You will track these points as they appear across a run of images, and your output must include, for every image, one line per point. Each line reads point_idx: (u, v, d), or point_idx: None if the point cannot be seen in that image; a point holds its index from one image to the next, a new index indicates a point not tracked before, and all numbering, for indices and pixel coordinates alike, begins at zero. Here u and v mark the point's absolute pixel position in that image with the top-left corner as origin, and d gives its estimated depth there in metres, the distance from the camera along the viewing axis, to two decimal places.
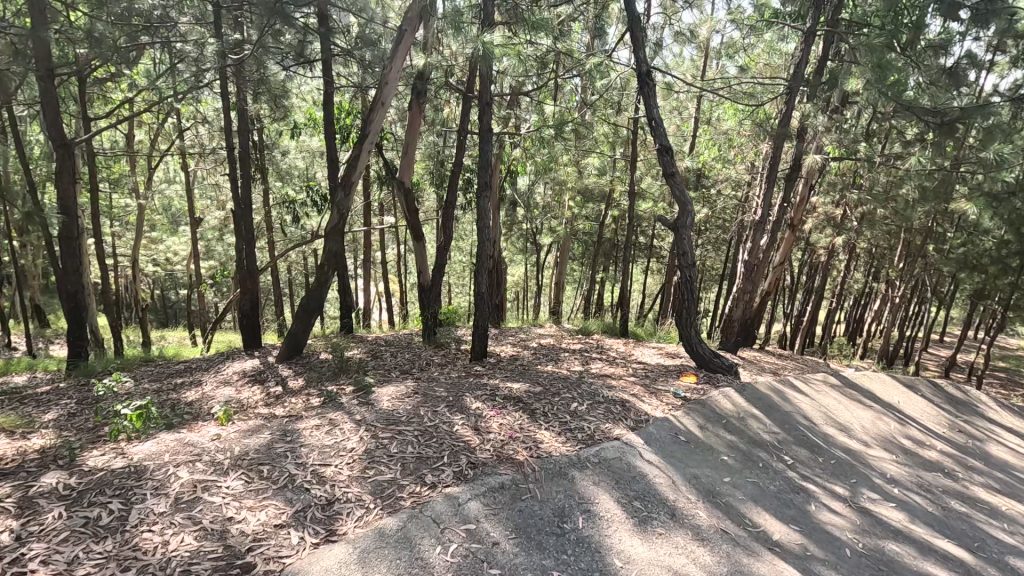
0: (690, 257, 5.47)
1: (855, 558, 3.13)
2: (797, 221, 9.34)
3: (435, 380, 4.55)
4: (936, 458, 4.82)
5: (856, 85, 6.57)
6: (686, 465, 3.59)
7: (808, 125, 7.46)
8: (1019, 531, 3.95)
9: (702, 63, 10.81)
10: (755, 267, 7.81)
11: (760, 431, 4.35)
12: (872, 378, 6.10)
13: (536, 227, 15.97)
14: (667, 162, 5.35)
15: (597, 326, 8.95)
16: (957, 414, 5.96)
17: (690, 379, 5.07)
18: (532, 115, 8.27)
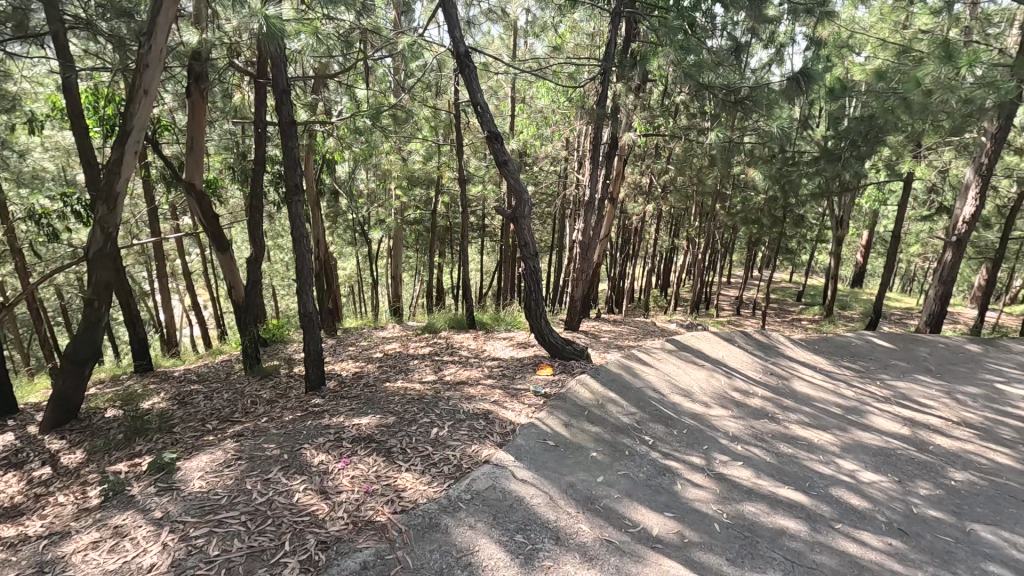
0: (532, 246, 5.37)
1: (724, 532, 3.25)
2: (616, 195, 9.84)
3: (264, 432, 3.80)
4: (760, 405, 5.42)
5: (660, 64, 6.83)
6: (560, 474, 3.43)
7: (621, 104, 7.73)
8: (830, 458, 4.58)
9: (513, 41, 10.76)
10: (587, 245, 8.08)
11: (620, 415, 4.40)
12: (700, 338, 6.70)
13: (363, 218, 14.91)
14: (498, 150, 5.09)
15: (443, 321, 8.56)
16: (765, 358, 6.85)
17: (546, 372, 4.99)
18: (343, 99, 7.40)
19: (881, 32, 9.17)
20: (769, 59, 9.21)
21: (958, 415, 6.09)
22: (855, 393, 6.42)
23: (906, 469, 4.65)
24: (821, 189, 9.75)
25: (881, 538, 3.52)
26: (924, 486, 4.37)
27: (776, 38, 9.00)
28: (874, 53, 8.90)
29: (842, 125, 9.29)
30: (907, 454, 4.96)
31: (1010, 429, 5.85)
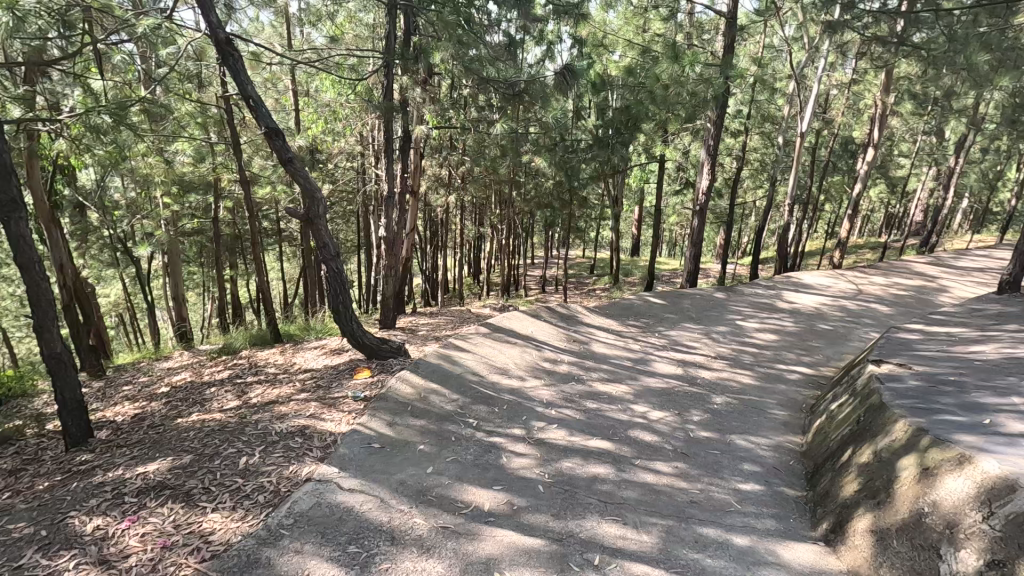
0: (332, 247, 5.13)
1: (548, 491, 3.57)
2: (417, 188, 9.84)
3: (9, 510, 3.04)
4: (567, 370, 6.02)
5: (441, 58, 6.97)
6: (389, 474, 3.40)
7: (409, 97, 7.72)
8: (627, 406, 5.30)
9: (286, 28, 9.97)
10: (393, 241, 7.96)
11: (444, 404, 4.50)
12: (510, 317, 7.13)
13: (124, 233, 12.60)
14: (280, 147, 4.74)
15: (243, 339, 7.73)
16: (568, 328, 7.58)
17: (365, 374, 4.86)
18: (72, 92, 6.11)
19: (628, 33, 10.61)
20: (542, 55, 10.01)
21: (715, 350, 7.51)
22: (641, 346, 7.49)
23: (683, 401, 5.60)
24: (597, 172, 11.01)
25: (670, 463, 4.20)
26: (697, 413, 5.32)
27: (545, 36, 9.81)
28: (624, 52, 10.25)
29: (608, 115, 10.57)
30: (683, 389, 5.97)
31: (749, 355, 7.42)
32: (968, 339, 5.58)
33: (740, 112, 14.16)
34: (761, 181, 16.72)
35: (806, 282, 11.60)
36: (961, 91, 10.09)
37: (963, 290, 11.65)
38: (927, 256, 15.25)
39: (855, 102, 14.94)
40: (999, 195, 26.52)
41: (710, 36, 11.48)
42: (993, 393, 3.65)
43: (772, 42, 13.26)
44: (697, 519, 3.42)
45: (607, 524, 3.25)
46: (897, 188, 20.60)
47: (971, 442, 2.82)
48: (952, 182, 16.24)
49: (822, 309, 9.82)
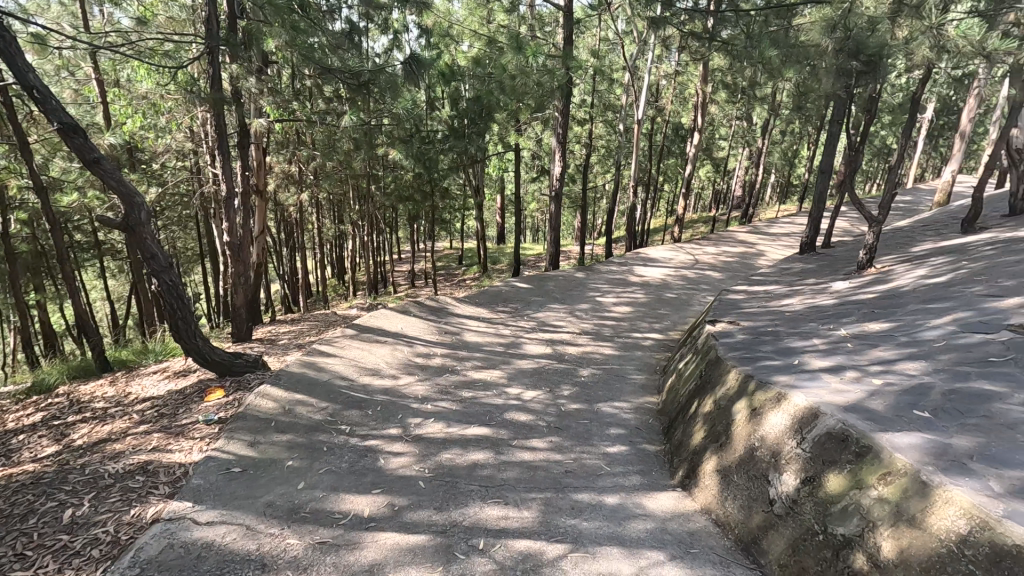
0: (162, 258, 4.54)
1: (429, 485, 3.55)
2: (263, 186, 9.04)
3: None
4: (440, 363, 6.01)
5: (274, 45, 6.34)
6: (254, 499, 3.14)
7: (240, 86, 7.02)
8: (502, 390, 5.44)
9: (79, 7, 8.52)
10: (238, 246, 7.27)
11: (312, 414, 4.25)
12: (377, 316, 6.91)
13: None
14: (81, 145, 4.07)
15: (60, 373, 6.58)
16: (439, 320, 7.55)
17: (217, 395, 4.41)
18: None
19: (473, 24, 10.65)
20: (388, 44, 9.72)
21: (579, 327, 7.98)
22: (510, 330, 7.70)
23: (553, 378, 5.89)
24: (456, 163, 10.97)
25: (545, 439, 4.40)
26: (566, 387, 5.62)
27: (390, 24, 9.51)
28: (471, 42, 10.26)
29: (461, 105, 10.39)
30: (553, 367, 6.27)
31: (608, 328, 8.00)
32: (780, 295, 6.54)
33: (584, 101, 15.01)
34: (609, 165, 17.96)
35: (653, 256, 12.75)
36: (765, 82, 11.40)
37: (775, 253, 13.62)
38: (747, 226, 17.55)
39: (681, 92, 16.60)
40: (795, 170, 31.31)
41: (551, 29, 11.97)
42: (799, 338, 4.33)
43: (607, 36, 14.20)
44: (572, 487, 3.63)
45: (489, 507, 3.32)
46: (720, 167, 23.37)
47: (785, 381, 3.32)
48: (761, 160, 18.79)
49: (668, 280, 10.88)
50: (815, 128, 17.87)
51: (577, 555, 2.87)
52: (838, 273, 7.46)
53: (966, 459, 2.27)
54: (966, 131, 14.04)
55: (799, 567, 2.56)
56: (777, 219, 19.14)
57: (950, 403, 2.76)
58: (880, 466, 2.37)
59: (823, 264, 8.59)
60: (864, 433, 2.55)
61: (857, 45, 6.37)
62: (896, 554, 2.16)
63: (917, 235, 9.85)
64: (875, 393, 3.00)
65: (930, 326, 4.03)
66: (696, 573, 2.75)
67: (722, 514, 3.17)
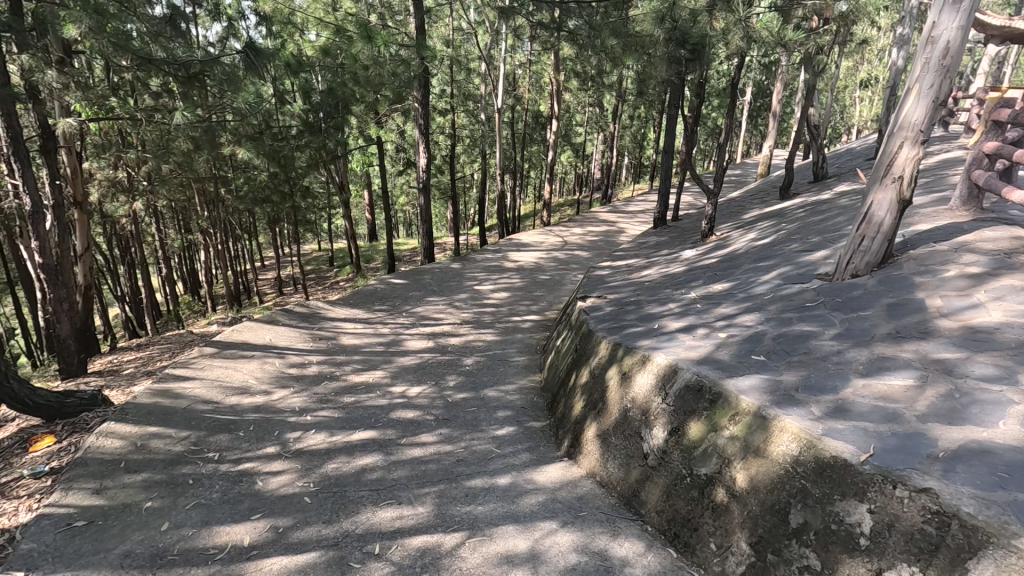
0: None
1: (315, 499, 3.37)
2: (82, 197, 7.77)
3: None
4: (317, 371, 5.71)
5: (76, 33, 5.44)
6: (106, 551, 2.76)
7: (37, 81, 5.97)
8: (385, 390, 5.30)
9: None
10: (56, 267, 6.25)
11: (169, 446, 3.82)
12: (240, 330, 6.36)
13: None
14: None
15: None
16: (311, 327, 7.13)
17: (45, 443, 3.77)
18: None
19: (317, 11, 10.07)
20: (223, 32, 8.86)
21: (459, 317, 8.00)
22: (390, 328, 7.52)
23: (437, 370, 5.87)
24: (314, 159, 10.30)
25: (434, 432, 4.38)
26: (451, 378, 5.64)
27: (222, 10, 8.68)
28: (318, 31, 9.65)
29: (314, 98, 9.54)
30: (436, 360, 6.23)
31: (488, 315, 8.13)
32: (639, 268, 7.07)
33: (443, 91, 14.91)
34: (475, 155, 18.12)
35: (524, 241, 13.14)
36: (611, 72, 12.00)
37: (634, 229, 14.72)
38: (608, 206, 18.74)
39: (536, 80, 17.16)
40: (645, 151, 33.94)
41: (403, 18, 11.73)
42: (657, 304, 4.73)
43: (461, 25, 14.19)
44: (464, 475, 3.66)
45: (382, 510, 3.24)
46: (579, 152, 24.62)
47: (647, 345, 3.61)
48: (615, 144, 20.10)
49: (540, 263, 11.28)
50: (657, 112, 19.48)
51: (474, 540, 2.91)
52: (686, 243, 8.24)
53: (793, 391, 2.64)
54: (777, 111, 16.11)
55: (673, 509, 2.83)
56: (633, 198, 20.68)
57: (778, 346, 3.19)
58: (729, 408, 2.68)
59: (673, 236, 9.44)
60: (715, 381, 2.86)
61: (682, 36, 6.98)
62: (747, 482, 2.47)
63: (746, 204, 11.19)
64: (721, 345, 3.39)
65: (760, 282, 4.62)
66: (586, 533, 2.93)
67: (605, 476, 3.40)
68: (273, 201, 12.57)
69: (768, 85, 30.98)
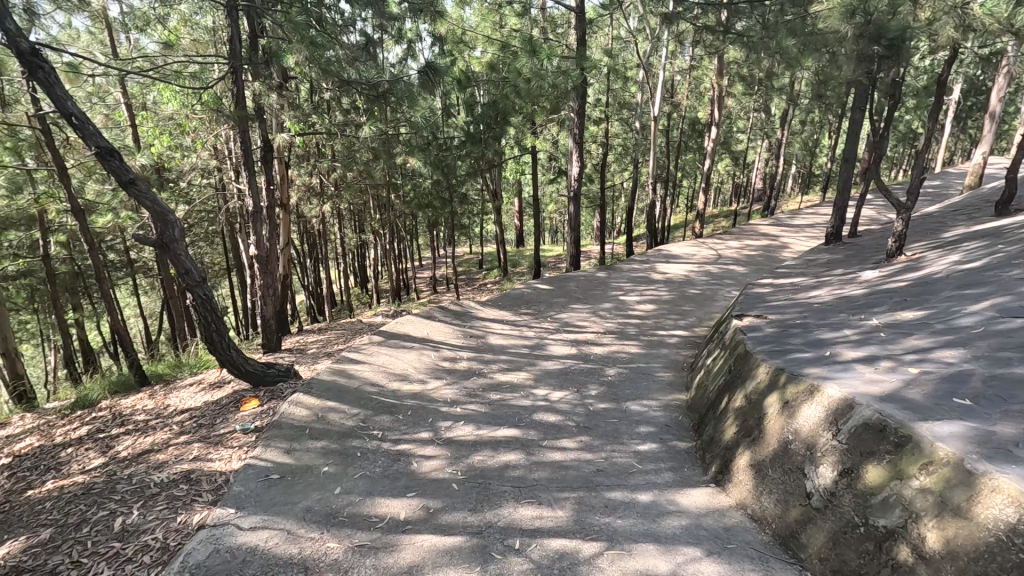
0: (198, 272, 4.70)
1: (462, 487, 3.59)
2: (287, 200, 9.12)
3: None
4: (467, 366, 6.08)
5: (294, 61, 6.43)
6: (293, 504, 3.23)
7: (263, 103, 7.19)
8: (529, 392, 5.46)
9: (106, 33, 8.69)
10: (266, 258, 7.44)
11: (343, 420, 4.33)
12: (403, 322, 7.00)
13: None
14: (118, 168, 4.26)
15: (102, 387, 6.95)
16: (463, 325, 7.62)
17: (252, 405, 4.51)
18: None
19: (486, 29, 10.80)
20: (403, 54, 9.83)
21: (602, 326, 7.95)
22: (534, 331, 7.73)
23: (579, 378, 5.90)
24: (474, 168, 10.97)
25: (575, 438, 4.41)
26: (593, 387, 5.63)
27: (404, 34, 9.65)
28: (485, 48, 10.33)
29: (477, 110, 10.21)
30: (579, 367, 6.27)
31: (633, 326, 7.97)
32: (807, 287, 6.42)
33: (599, 100, 14.94)
34: (626, 163, 17.89)
35: (674, 252, 12.63)
36: (781, 73, 11.09)
37: (800, 245, 13.38)
38: (770, 219, 17.27)
39: (697, 86, 16.44)
40: (818, 159, 30.67)
41: (563, 30, 12.06)
42: (829, 329, 4.26)
43: (620, 33, 14.15)
44: (605, 485, 3.64)
45: (523, 508, 3.34)
46: (740, 160, 23.03)
47: (817, 373, 3.27)
48: (782, 151, 18.48)
49: (691, 276, 10.77)
50: (836, 115, 17.50)
51: (612, 553, 2.88)
52: (866, 263, 7.30)
53: (1010, 445, 2.22)
54: (996, 112, 13.54)
55: (840, 560, 2.53)
56: (801, 210, 18.78)
57: (990, 390, 2.69)
58: (921, 456, 2.32)
59: (849, 254, 8.39)
60: (903, 423, 2.50)
61: (879, 29, 6.11)
62: (942, 545, 2.12)
63: (948, 220, 9.57)
64: (911, 382, 2.94)
65: (966, 312, 3.93)
66: (734, 568, 2.74)
67: (759, 510, 3.14)
68: (435, 206, 13.60)
69: (985, 80, 26.15)
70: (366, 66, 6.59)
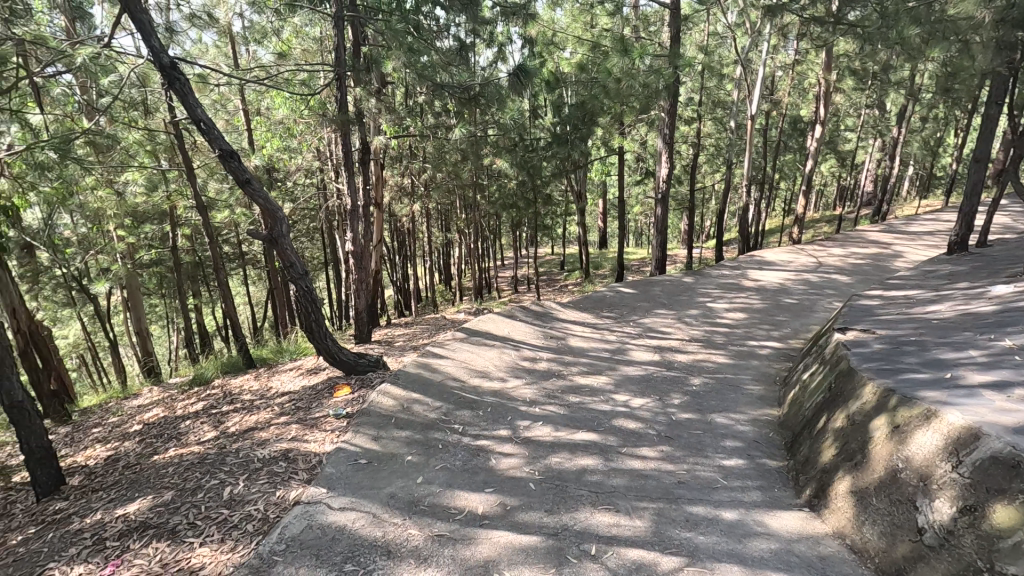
0: (301, 266, 5.06)
1: (539, 487, 3.60)
2: (380, 199, 9.59)
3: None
4: (546, 367, 6.10)
5: (393, 67, 6.73)
6: (379, 489, 3.39)
7: (363, 107, 7.59)
8: (609, 396, 5.38)
9: (229, 47, 9.56)
10: (361, 254, 7.85)
11: (426, 412, 4.49)
12: (485, 320, 7.14)
13: (78, 270, 12.21)
14: (237, 168, 4.67)
15: (215, 368, 7.67)
16: (544, 325, 7.64)
17: (344, 392, 4.79)
18: (15, 129, 5.80)
19: (577, 29, 10.74)
20: (494, 57, 10.00)
21: (687, 334, 7.66)
22: (615, 335, 7.59)
23: (662, 386, 5.72)
24: (560, 169, 10.96)
25: (655, 447, 4.29)
26: (676, 396, 5.44)
27: (495, 38, 9.81)
28: (575, 49, 10.27)
29: (564, 111, 10.18)
30: (661, 375, 6.08)
31: (721, 335, 7.61)
32: (924, 301, 5.82)
33: (692, 99, 14.38)
34: (719, 164, 17.10)
35: (768, 259, 11.92)
36: (900, 66, 10.13)
37: (916, 254, 12.16)
38: (881, 225, 15.82)
39: (800, 82, 15.40)
40: (940, 160, 27.68)
41: (656, 28, 11.73)
42: (950, 349, 3.83)
43: (717, 29, 13.55)
44: (686, 499, 3.51)
45: (600, 514, 3.29)
46: (847, 161, 21.28)
47: (934, 397, 2.96)
48: (897, 151, 16.86)
49: (787, 284, 10.11)
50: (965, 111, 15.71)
51: (693, 570, 2.77)
52: (998, 276, 6.49)
53: None
54: None
55: None
56: (918, 216, 17.04)
57: None
58: None
59: (977, 266, 7.51)
60: None
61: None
62: None
63: None
64: None
65: None
66: None
67: (860, 541, 2.90)
68: (520, 207, 13.73)
69: None
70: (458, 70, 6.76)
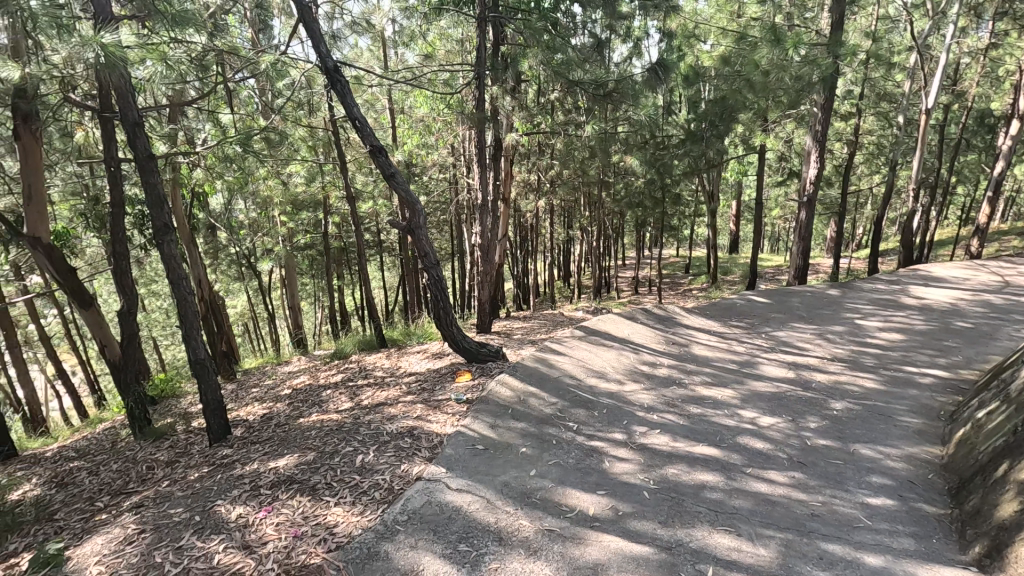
0: (434, 256, 5.35)
1: (653, 497, 3.48)
2: (508, 194, 9.82)
3: (184, 495, 3.57)
4: (667, 373, 5.86)
5: (529, 65, 6.83)
6: (493, 475, 3.50)
7: (498, 105, 7.82)
8: (734, 411, 5.04)
9: (381, 51, 10.36)
10: (487, 247, 8.12)
11: (542, 407, 4.54)
12: (605, 320, 7.04)
13: (248, 249, 14.04)
14: (383, 163, 5.05)
15: (353, 345, 8.42)
16: (666, 330, 7.35)
17: (466, 378, 5.00)
18: (209, 127, 6.80)
19: (721, 21, 10.13)
20: (629, 52, 9.77)
21: (830, 352, 6.93)
22: (744, 347, 7.09)
23: (796, 406, 5.24)
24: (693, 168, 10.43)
25: (786, 473, 3.94)
26: (813, 419, 4.94)
27: (632, 33, 9.57)
28: (718, 40, 9.69)
29: (701, 107, 9.66)
30: (796, 394, 5.57)
31: (871, 357, 6.78)
32: None
33: (852, 92, 12.90)
34: (879, 165, 15.18)
35: (937, 275, 10.36)
36: None
37: None
38: None
39: (994, 71, 13.13)
40: None
41: (814, 14, 10.67)
42: None
43: (888, 12, 12.00)
44: (820, 534, 3.18)
45: (719, 535, 3.10)
46: None
47: None
48: None
49: (959, 305, 8.72)
50: None
51: None
52: None
53: None
54: None
55: None
56: None
57: None
58: None
59: None
60: None
61: None
62: None
63: None
64: None
65: None
66: None
67: None
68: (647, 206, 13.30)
69: None
70: (594, 66, 6.68)
